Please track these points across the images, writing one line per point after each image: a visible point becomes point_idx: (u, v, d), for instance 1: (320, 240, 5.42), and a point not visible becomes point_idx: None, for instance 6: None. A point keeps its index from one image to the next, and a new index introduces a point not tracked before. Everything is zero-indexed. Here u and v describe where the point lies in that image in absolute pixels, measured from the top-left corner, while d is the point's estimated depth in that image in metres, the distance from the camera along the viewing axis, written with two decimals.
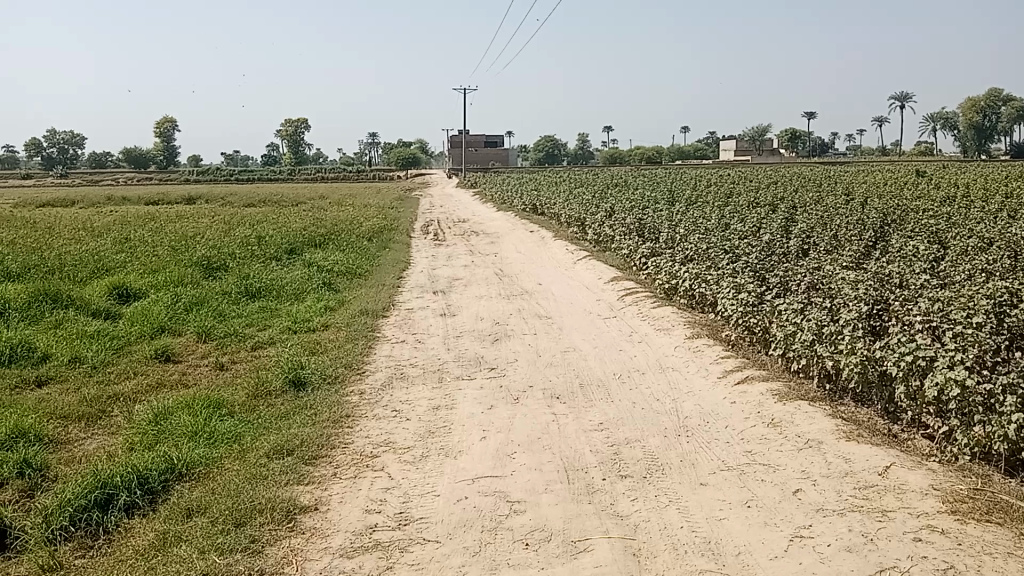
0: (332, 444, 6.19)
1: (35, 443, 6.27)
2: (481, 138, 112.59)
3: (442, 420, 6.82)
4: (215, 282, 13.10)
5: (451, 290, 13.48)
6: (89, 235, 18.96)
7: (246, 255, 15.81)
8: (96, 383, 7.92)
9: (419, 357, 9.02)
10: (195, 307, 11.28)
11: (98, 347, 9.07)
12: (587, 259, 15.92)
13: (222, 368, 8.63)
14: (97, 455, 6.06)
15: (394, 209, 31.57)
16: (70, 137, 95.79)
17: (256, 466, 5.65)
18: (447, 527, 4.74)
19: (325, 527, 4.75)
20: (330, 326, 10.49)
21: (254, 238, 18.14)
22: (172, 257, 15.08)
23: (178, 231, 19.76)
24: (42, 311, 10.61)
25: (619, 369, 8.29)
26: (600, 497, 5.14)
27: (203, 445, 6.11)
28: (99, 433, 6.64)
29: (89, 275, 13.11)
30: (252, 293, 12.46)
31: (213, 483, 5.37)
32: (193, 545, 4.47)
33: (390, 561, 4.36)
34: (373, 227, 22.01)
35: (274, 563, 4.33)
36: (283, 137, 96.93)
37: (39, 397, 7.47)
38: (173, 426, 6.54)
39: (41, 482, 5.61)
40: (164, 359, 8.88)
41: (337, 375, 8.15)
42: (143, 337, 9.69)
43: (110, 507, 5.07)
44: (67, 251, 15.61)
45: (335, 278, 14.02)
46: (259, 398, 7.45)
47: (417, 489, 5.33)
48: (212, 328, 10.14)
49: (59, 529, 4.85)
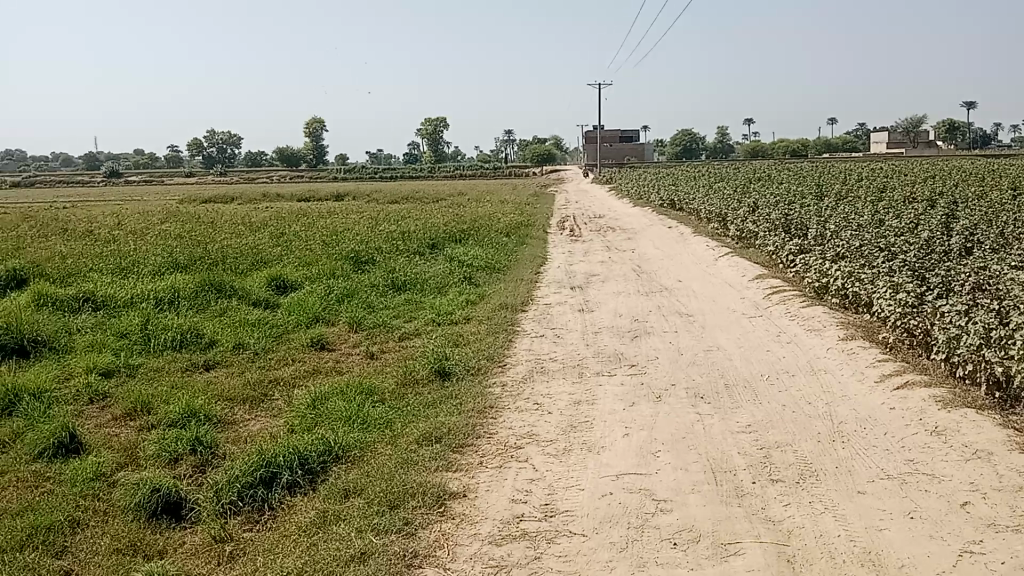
0: (478, 434, 6.33)
1: (206, 422, 6.77)
2: (617, 132, 112.04)
3: (584, 414, 6.84)
4: (364, 275, 13.67)
5: (590, 286, 13.44)
6: (250, 230, 20.15)
7: (391, 249, 16.38)
8: (258, 368, 8.44)
9: (559, 352, 9.06)
10: (345, 298, 11.83)
11: (259, 335, 9.65)
12: (729, 256, 15.49)
13: (372, 357, 8.97)
14: (261, 436, 6.46)
15: (531, 205, 31.85)
16: (229, 138, 102.35)
17: (407, 452, 5.86)
18: (593, 522, 4.75)
19: (475, 515, 4.87)
20: (471, 320, 10.72)
21: (399, 233, 18.76)
22: (323, 250, 15.82)
23: (328, 226, 20.75)
24: (208, 300, 11.36)
25: (766, 369, 8.05)
26: (749, 500, 5.01)
27: (357, 430, 6.40)
28: (262, 415, 7.08)
29: (249, 267, 13.97)
30: (398, 287, 12.89)
31: (367, 467, 5.62)
32: (351, 525, 4.69)
33: (538, 552, 4.42)
34: (511, 223, 22.29)
35: (427, 545, 4.48)
36: (424, 136, 99.99)
37: (209, 379, 8.05)
38: (327, 411, 6.87)
39: (212, 458, 6.04)
40: (319, 347, 9.37)
41: (480, 366, 8.33)
42: (299, 326, 10.24)
43: (274, 485, 5.41)
44: (229, 244, 16.67)
45: (475, 272, 14.32)
46: (407, 386, 7.74)
47: (562, 482, 5.36)
48: (362, 318, 10.60)
49: (229, 503, 5.21)
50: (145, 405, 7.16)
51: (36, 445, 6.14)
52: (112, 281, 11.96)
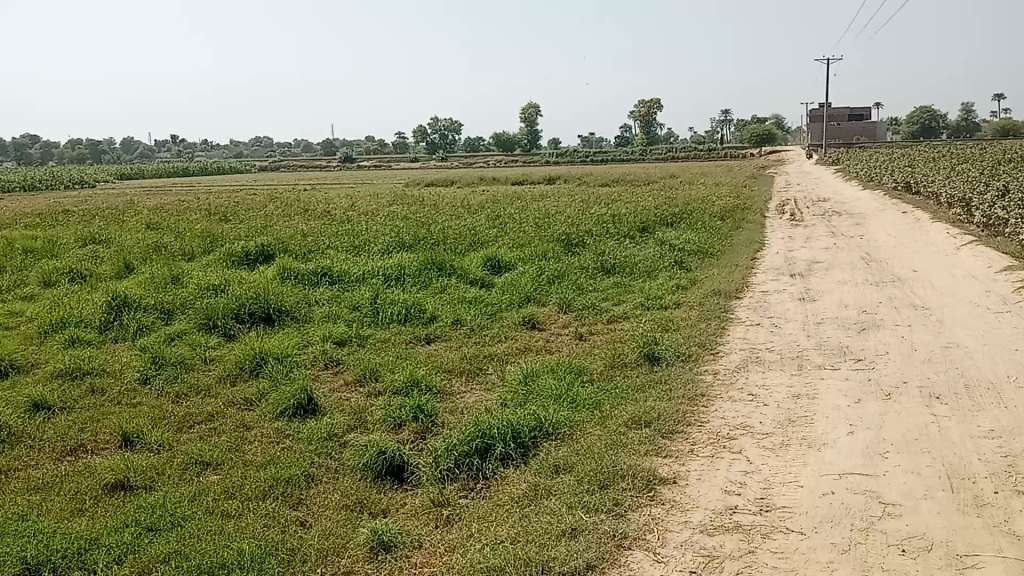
0: (689, 421, 6.21)
1: (426, 392, 7.17)
2: (844, 111, 104.90)
3: (803, 408, 6.51)
4: (575, 257, 13.82)
5: (811, 274, 12.72)
6: (468, 212, 21.01)
7: (602, 232, 16.43)
8: (474, 343, 8.81)
9: (776, 342, 8.67)
10: (557, 279, 12.03)
11: (476, 312, 10.06)
12: (973, 245, 14.05)
13: (582, 338, 9.07)
14: (476, 408, 6.75)
15: (748, 188, 30.66)
16: (449, 124, 107.19)
17: (617, 434, 5.88)
18: (812, 520, 4.52)
19: (686, 502, 4.80)
20: (683, 305, 10.52)
21: (610, 216, 18.77)
22: (536, 232, 16.17)
23: (542, 209, 21.17)
24: (429, 277, 11.98)
25: (1015, 370, 7.24)
26: (993, 512, 4.54)
27: (567, 408, 6.51)
28: (478, 388, 7.39)
29: (467, 247, 14.57)
30: (608, 270, 12.90)
31: (578, 445, 5.70)
32: (562, 500, 4.79)
33: (751, 545, 4.28)
34: (726, 207, 21.57)
35: (637, 528, 4.48)
36: (637, 118, 99.11)
37: (429, 352, 8.51)
38: (539, 388, 7.04)
39: (431, 426, 6.39)
40: (531, 325, 9.62)
41: (691, 353, 8.17)
42: (513, 305, 10.56)
43: (488, 455, 5.63)
44: (449, 225, 17.48)
45: (688, 257, 14.03)
46: (616, 368, 7.75)
47: (778, 477, 5.15)
48: (573, 299, 10.74)
49: (447, 469, 5.49)
50: (372, 373, 7.71)
51: (280, 404, 6.79)
52: (344, 257, 12.93)
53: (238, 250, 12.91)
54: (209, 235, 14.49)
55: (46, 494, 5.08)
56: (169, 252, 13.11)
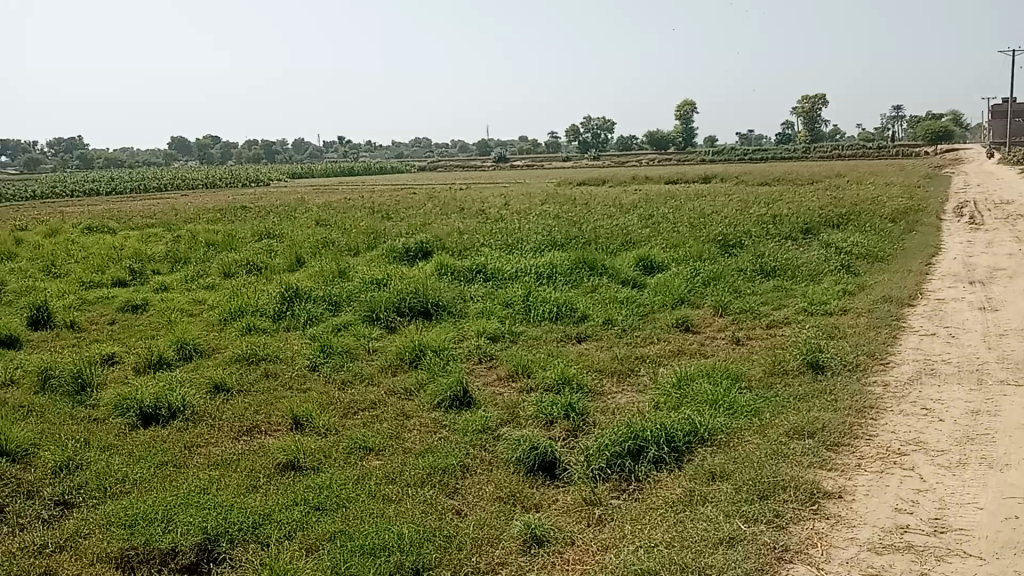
0: (855, 433, 5.89)
1: (578, 390, 7.18)
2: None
3: (984, 426, 6.01)
4: (731, 259, 13.41)
5: (995, 282, 11.74)
6: (621, 211, 20.84)
7: (761, 233, 15.86)
8: (626, 344, 8.75)
9: (953, 353, 8.07)
10: (712, 281, 11.73)
11: (628, 312, 9.97)
12: None
13: (738, 343, 8.80)
14: (629, 409, 6.69)
15: (923, 188, 28.67)
16: (602, 123, 106.83)
17: (777, 443, 5.66)
18: (994, 546, 4.18)
19: (851, 517, 4.56)
20: (848, 312, 9.98)
21: (770, 217, 18.08)
22: (691, 232, 15.82)
23: (697, 208, 20.69)
24: (582, 276, 11.98)
25: None
26: None
27: (724, 414, 6.34)
28: (629, 389, 7.32)
29: (620, 246, 14.46)
30: (767, 272, 12.44)
31: (735, 453, 5.54)
32: (718, 508, 4.68)
33: (925, 568, 4.00)
34: (897, 208, 20.26)
35: (798, 541, 4.30)
36: (799, 115, 94.97)
37: (581, 351, 8.52)
38: (694, 392, 6.89)
39: (583, 424, 6.39)
40: (684, 328, 9.44)
41: (858, 362, 7.74)
42: (666, 307, 10.40)
43: (641, 458, 5.57)
44: (602, 224, 17.42)
45: (855, 261, 13.29)
46: (775, 375, 7.47)
47: (955, 497, 4.79)
48: (729, 302, 10.44)
49: (599, 469, 5.48)
50: (525, 369, 7.81)
51: (437, 396, 7.00)
52: (498, 255, 13.16)
53: (399, 246, 13.41)
54: (371, 232, 15.15)
55: (226, 469, 5.46)
56: (335, 247, 13.81)
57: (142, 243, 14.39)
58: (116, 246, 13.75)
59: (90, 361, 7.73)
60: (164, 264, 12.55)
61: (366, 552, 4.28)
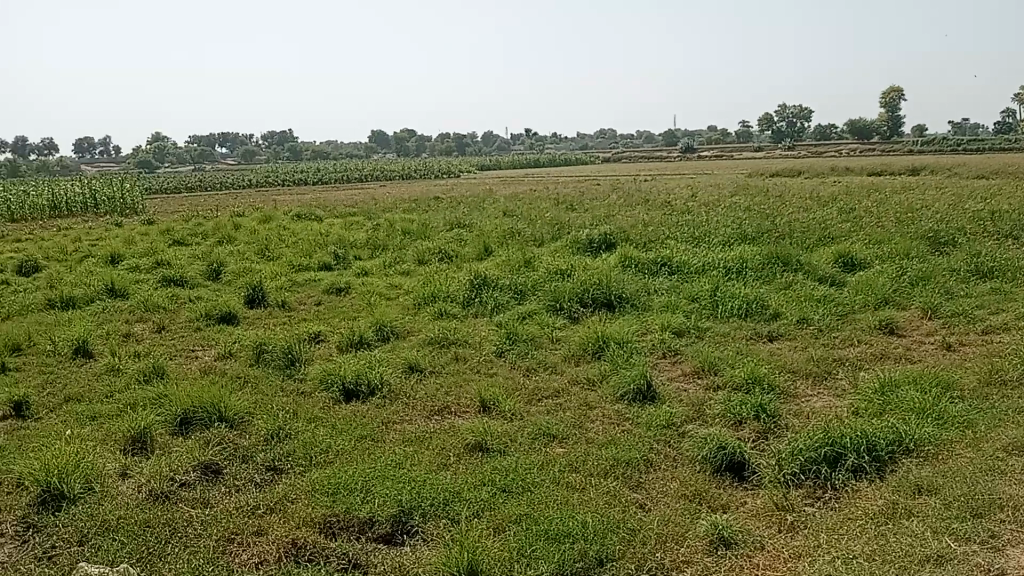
0: None
1: (769, 391, 6.89)
2: None
3: None
4: (944, 257, 12.35)
5: None
6: (818, 204, 19.76)
7: (979, 230, 14.47)
8: (821, 345, 8.29)
9: None
10: (921, 282, 10.85)
11: (824, 311, 9.44)
12: None
13: (950, 349, 8.09)
14: (825, 413, 6.33)
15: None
16: (798, 112, 101.78)
17: (995, 459, 5.15)
18: None
19: None
20: None
21: (991, 212, 16.46)
22: (898, 228, 14.71)
23: (905, 202, 19.21)
24: (774, 272, 11.47)
25: None
26: None
27: (933, 425, 5.85)
28: (825, 393, 6.93)
29: (816, 241, 13.71)
30: (984, 274, 11.35)
31: (945, 466, 5.10)
32: (925, 524, 4.33)
33: None
34: None
35: (1020, 567, 3.89)
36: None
37: (772, 350, 8.16)
38: (899, 399, 6.41)
39: (774, 427, 6.12)
40: (888, 331, 8.80)
41: None
42: (867, 307, 9.75)
43: (838, 465, 5.25)
44: (797, 218, 16.60)
45: None
46: (994, 386, 6.80)
47: None
48: (940, 305, 9.62)
49: (791, 474, 5.23)
50: (712, 365, 7.59)
51: (620, 388, 6.96)
52: (685, 248, 12.88)
53: (584, 238, 13.45)
54: (557, 222, 15.28)
55: (418, 446, 5.70)
56: (522, 237, 14.06)
57: (345, 230, 15.36)
58: (322, 233, 14.75)
59: (299, 339, 8.34)
60: (364, 250, 13.31)
61: (551, 538, 4.34)
